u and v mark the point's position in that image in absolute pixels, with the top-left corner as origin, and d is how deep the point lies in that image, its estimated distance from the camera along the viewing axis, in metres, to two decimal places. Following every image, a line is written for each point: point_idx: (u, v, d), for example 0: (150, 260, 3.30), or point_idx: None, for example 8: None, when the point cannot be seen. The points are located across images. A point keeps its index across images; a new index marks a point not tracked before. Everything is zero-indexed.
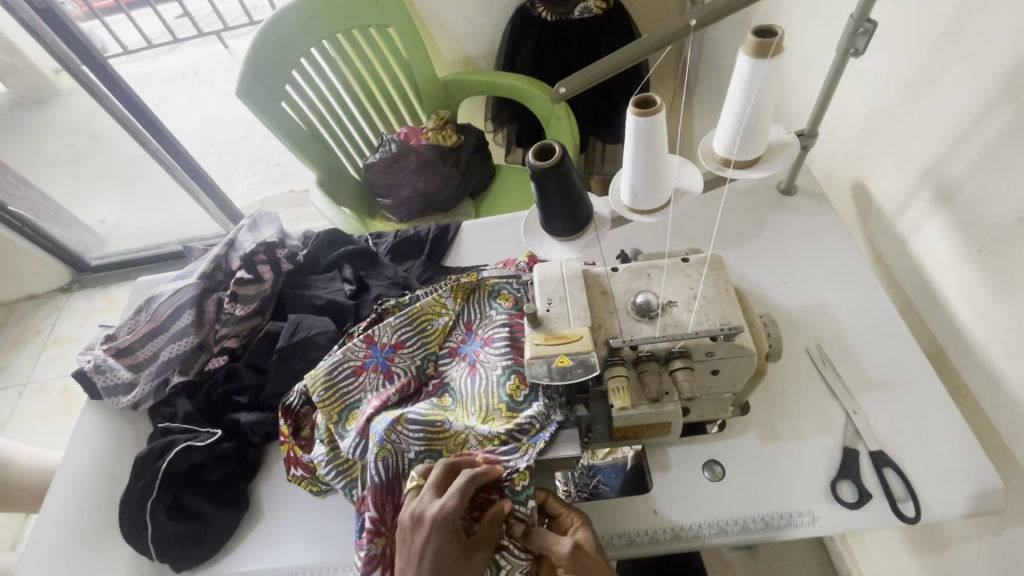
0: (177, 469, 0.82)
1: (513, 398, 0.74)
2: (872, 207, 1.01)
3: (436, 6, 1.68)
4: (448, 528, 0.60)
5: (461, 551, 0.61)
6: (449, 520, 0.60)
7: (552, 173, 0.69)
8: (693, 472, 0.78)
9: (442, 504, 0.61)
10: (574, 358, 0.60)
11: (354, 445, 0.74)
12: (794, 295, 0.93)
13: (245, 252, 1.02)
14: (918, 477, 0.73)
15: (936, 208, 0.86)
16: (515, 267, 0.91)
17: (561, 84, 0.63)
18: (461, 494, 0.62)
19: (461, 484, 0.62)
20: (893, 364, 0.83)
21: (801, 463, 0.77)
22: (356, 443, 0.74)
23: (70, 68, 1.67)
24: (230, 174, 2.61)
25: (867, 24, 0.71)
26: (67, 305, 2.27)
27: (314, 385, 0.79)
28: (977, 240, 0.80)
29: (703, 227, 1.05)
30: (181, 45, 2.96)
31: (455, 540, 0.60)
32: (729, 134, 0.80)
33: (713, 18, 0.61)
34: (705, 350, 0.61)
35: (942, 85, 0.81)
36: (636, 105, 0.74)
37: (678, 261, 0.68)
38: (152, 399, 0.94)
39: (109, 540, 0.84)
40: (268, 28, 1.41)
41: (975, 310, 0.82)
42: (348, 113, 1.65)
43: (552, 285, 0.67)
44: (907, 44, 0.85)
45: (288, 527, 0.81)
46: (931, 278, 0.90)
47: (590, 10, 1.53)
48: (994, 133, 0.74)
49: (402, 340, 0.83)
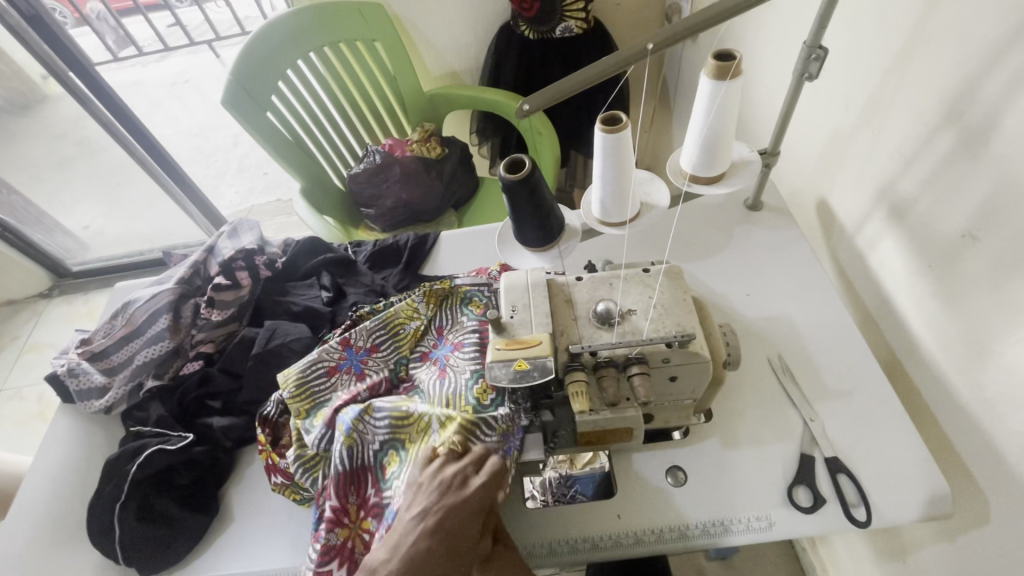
0: (147, 473, 0.82)
1: (481, 401, 0.76)
2: (835, 222, 1.06)
3: (422, 21, 1.71)
4: (480, 505, 0.64)
5: (475, 533, 0.63)
6: (484, 499, 0.64)
7: (521, 185, 0.72)
8: (655, 477, 0.80)
9: (485, 482, 0.64)
10: (531, 362, 0.62)
11: (320, 437, 0.76)
12: (758, 307, 0.97)
13: (224, 258, 1.03)
14: (871, 482, 0.76)
15: (891, 224, 0.91)
16: (488, 275, 0.94)
17: (527, 101, 0.66)
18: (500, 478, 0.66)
19: (499, 468, 0.66)
20: (849, 374, 0.86)
21: (760, 468, 0.79)
22: (323, 434, 0.76)
23: (56, 73, 1.68)
24: (217, 181, 2.62)
25: (819, 50, 0.76)
26: (47, 310, 2.25)
27: (286, 382, 0.80)
28: (927, 256, 0.84)
29: (674, 241, 1.08)
30: (172, 53, 2.99)
31: (477, 519, 0.63)
32: (694, 151, 0.84)
33: (668, 43, 0.65)
34: (662, 356, 0.63)
35: (894, 107, 0.85)
36: (603, 122, 0.78)
37: (639, 272, 0.71)
38: (126, 402, 0.94)
39: (76, 543, 0.84)
40: (256, 40, 1.44)
41: (927, 322, 0.86)
42: (334, 123, 1.68)
43: (517, 292, 0.69)
44: (861, 70, 0.90)
45: (257, 531, 0.82)
46: (888, 291, 0.94)
47: (571, 29, 1.56)
48: (941, 154, 0.79)
49: (377, 344, 0.84)
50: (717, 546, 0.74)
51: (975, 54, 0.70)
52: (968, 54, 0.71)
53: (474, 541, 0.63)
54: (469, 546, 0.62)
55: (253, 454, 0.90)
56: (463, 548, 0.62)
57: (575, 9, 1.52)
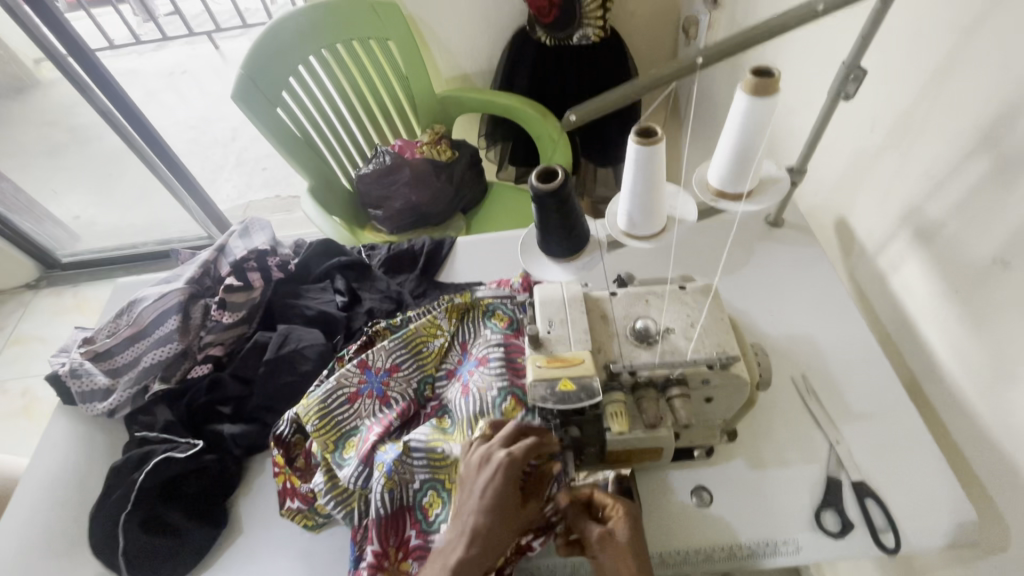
0: (154, 482, 0.79)
1: (510, 419, 0.72)
2: (855, 242, 1.05)
3: (436, 22, 1.69)
4: (512, 476, 0.60)
5: (517, 503, 0.61)
6: (514, 469, 0.60)
7: (553, 196, 0.70)
8: (681, 498, 0.79)
9: (511, 453, 0.60)
10: (576, 383, 0.59)
11: (356, 473, 0.72)
12: (780, 325, 0.96)
13: (235, 258, 1.00)
14: (898, 508, 0.75)
15: (916, 246, 0.90)
16: (509, 287, 0.90)
17: (571, 111, 0.64)
18: (530, 448, 0.61)
19: (529, 441, 0.62)
20: (874, 396, 0.86)
21: (788, 491, 0.78)
22: (358, 471, 0.72)
23: (54, 58, 1.64)
24: (214, 175, 2.57)
25: (858, 71, 0.75)
26: (33, 302, 2.19)
27: (307, 414, 0.77)
28: (955, 281, 0.84)
29: (695, 255, 1.08)
30: (170, 43, 2.93)
31: (513, 490, 0.60)
32: (723, 166, 0.83)
33: (719, 57, 0.63)
34: (702, 377, 0.62)
35: (925, 131, 0.85)
36: (637, 134, 0.76)
37: (675, 289, 0.70)
38: (130, 406, 0.90)
39: (74, 554, 0.80)
40: (267, 35, 1.42)
41: (951, 347, 0.85)
42: (344, 123, 1.64)
43: (553, 307, 0.67)
44: (890, 92, 0.90)
45: (266, 546, 0.78)
46: (910, 314, 0.94)
47: (588, 37, 1.54)
48: (973, 180, 0.78)
49: (398, 364, 0.82)
50: (761, 567, 0.74)
51: (1010, 84, 0.70)
52: (1007, 80, 0.71)
53: (517, 511, 0.60)
54: (512, 516, 0.60)
55: (263, 462, 0.87)
56: (509, 520, 0.59)
57: (594, 16, 1.50)
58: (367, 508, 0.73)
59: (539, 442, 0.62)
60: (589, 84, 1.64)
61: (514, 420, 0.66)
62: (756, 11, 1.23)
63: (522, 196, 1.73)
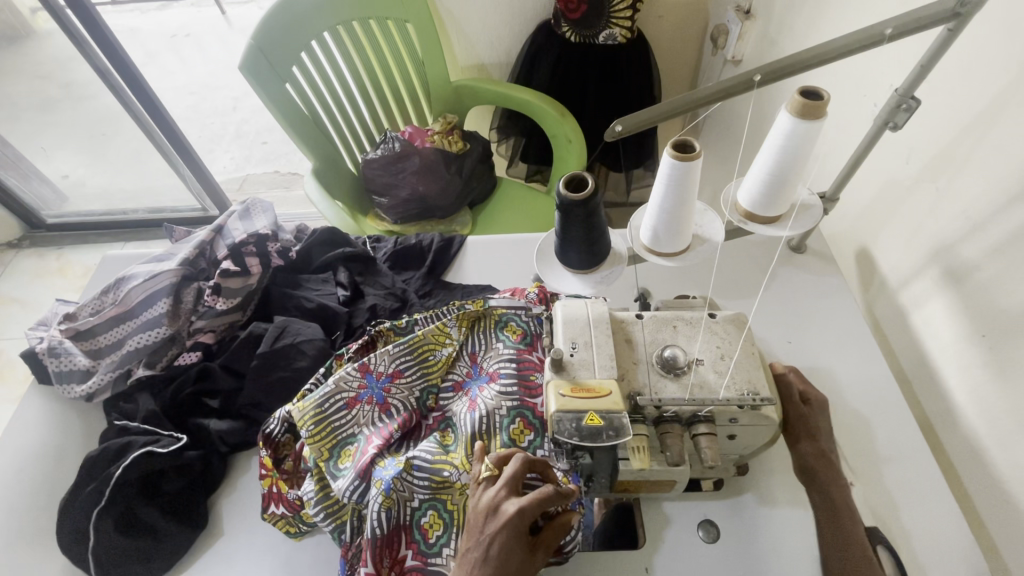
0: (133, 477, 0.76)
1: (517, 442, 0.71)
2: (875, 275, 0.97)
3: (457, 6, 1.63)
4: (521, 528, 0.58)
5: (525, 553, 0.58)
6: (522, 522, 0.58)
7: (581, 207, 0.63)
8: (688, 532, 0.76)
9: (519, 508, 0.58)
10: (603, 418, 0.58)
11: (351, 487, 0.68)
12: (797, 356, 0.94)
13: (234, 241, 0.94)
14: (908, 555, 0.74)
15: (943, 286, 0.82)
16: (524, 296, 0.85)
17: (617, 121, 0.63)
18: (540, 500, 0.59)
19: (539, 492, 0.59)
20: (888, 437, 0.83)
21: (795, 532, 0.76)
22: (353, 486, 0.68)
23: (53, 9, 1.54)
24: (212, 145, 2.48)
25: (910, 101, 0.71)
26: (14, 262, 2.11)
27: (302, 418, 0.73)
28: (981, 325, 0.76)
29: (712, 276, 1.05)
30: (173, 3, 2.80)
31: (522, 541, 0.58)
32: (757, 186, 0.74)
33: (776, 75, 0.62)
34: (730, 417, 0.62)
35: (969, 165, 0.77)
36: (674, 147, 0.67)
37: (705, 317, 0.69)
38: (109, 391, 0.86)
39: (38, 545, 0.75)
40: (280, 6, 1.34)
41: (970, 392, 0.78)
42: (353, 101, 1.57)
43: (577, 327, 0.66)
44: (930, 123, 0.83)
45: (248, 551, 0.74)
46: (929, 355, 0.86)
47: (615, 37, 1.47)
48: (1015, 225, 0.71)
49: (401, 370, 0.77)
50: None
51: None
52: None
53: (525, 563, 0.58)
54: (521, 569, 0.58)
55: (249, 460, 0.83)
56: None
57: (622, 16, 1.43)
58: (360, 523, 0.69)
59: (554, 492, 0.59)
60: (612, 85, 1.59)
61: (519, 456, 0.62)
62: (794, 23, 1.17)
63: (532, 194, 1.67)
